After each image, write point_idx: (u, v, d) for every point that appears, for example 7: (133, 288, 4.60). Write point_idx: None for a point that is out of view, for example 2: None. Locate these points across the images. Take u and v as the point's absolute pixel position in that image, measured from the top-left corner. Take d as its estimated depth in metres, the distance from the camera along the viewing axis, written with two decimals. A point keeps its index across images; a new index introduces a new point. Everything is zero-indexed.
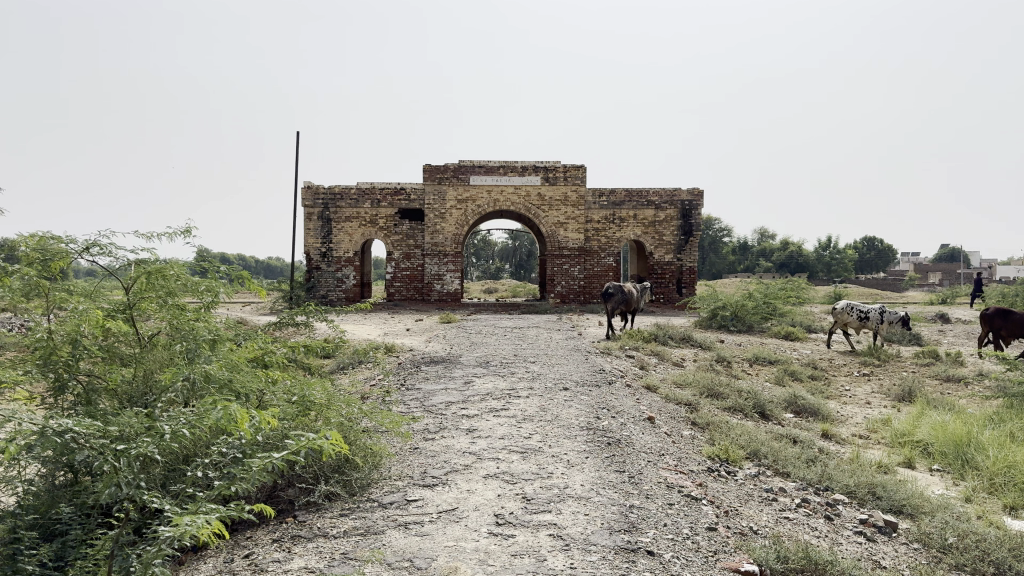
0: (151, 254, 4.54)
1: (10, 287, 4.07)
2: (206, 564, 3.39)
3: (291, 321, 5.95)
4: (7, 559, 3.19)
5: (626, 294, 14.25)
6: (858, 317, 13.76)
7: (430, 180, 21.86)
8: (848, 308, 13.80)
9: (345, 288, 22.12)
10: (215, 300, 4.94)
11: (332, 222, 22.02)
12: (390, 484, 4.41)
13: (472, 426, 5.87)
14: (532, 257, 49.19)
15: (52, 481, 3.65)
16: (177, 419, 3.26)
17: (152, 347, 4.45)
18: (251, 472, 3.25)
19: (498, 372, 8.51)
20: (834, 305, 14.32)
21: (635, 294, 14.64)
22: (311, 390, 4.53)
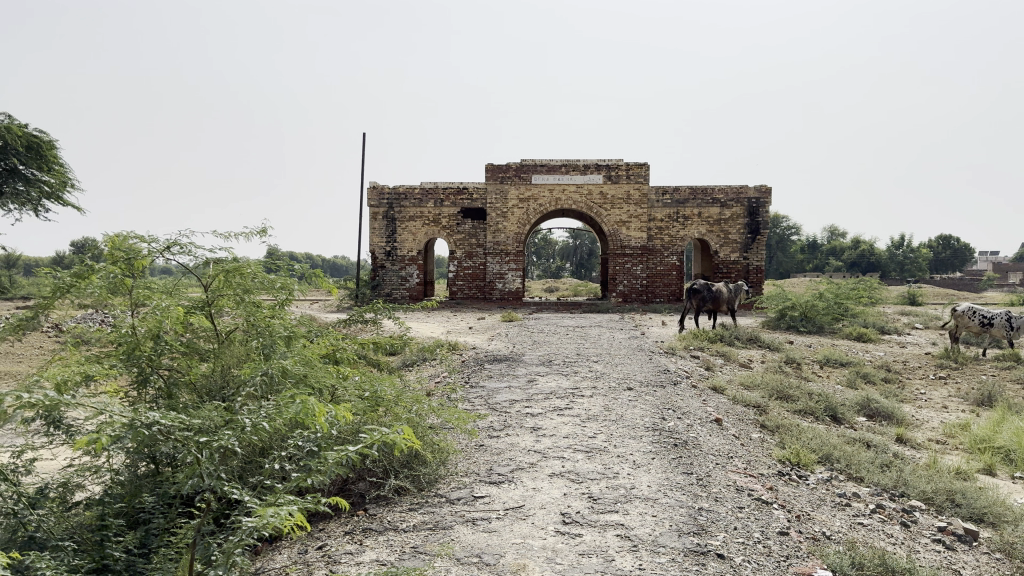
0: (228, 253, 4.64)
1: (95, 286, 4.23)
2: (281, 554, 3.49)
3: (360, 317, 6.01)
4: (96, 544, 3.33)
5: (716, 293, 14.23)
6: (981, 322, 13.27)
7: (492, 179, 21.97)
8: (972, 312, 13.31)
9: (409, 287, 22.42)
10: (289, 298, 5.06)
11: (396, 221, 22.33)
12: (457, 479, 4.46)
13: (536, 424, 5.88)
14: (593, 255, 48.97)
15: (135, 471, 3.81)
16: (256, 413, 3.34)
17: (228, 343, 4.59)
18: (327, 465, 3.32)
19: (562, 371, 8.49)
20: (952, 308, 13.80)
21: (725, 294, 14.44)
22: (382, 386, 4.61)
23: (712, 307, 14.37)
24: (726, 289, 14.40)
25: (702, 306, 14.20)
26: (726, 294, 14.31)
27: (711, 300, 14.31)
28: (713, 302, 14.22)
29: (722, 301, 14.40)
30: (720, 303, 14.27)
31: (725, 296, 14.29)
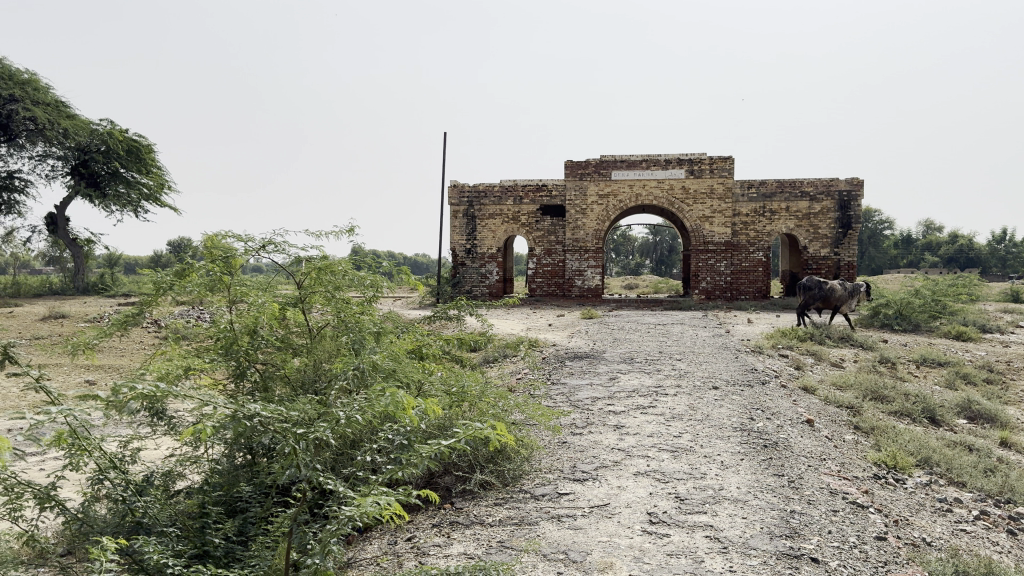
0: (320, 251, 4.77)
1: (193, 284, 4.43)
2: (371, 544, 3.57)
3: (444, 314, 6.04)
4: (197, 530, 3.48)
5: (828, 291, 13.99)
6: None
7: (571, 176, 21.93)
8: None
9: (489, 284, 22.58)
10: (377, 295, 5.16)
11: (476, 218, 22.55)
12: (541, 476, 4.46)
13: (620, 422, 5.84)
14: (674, 251, 48.31)
15: (233, 461, 3.96)
16: (349, 406, 3.42)
17: (320, 338, 4.71)
18: (416, 459, 3.37)
19: (645, 369, 8.40)
20: None
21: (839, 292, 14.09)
22: (466, 382, 4.65)
23: (822, 305, 14.14)
24: (840, 288, 14.09)
25: (813, 303, 14.02)
26: (840, 292, 14.00)
27: (823, 298, 14.09)
28: (824, 300, 13.99)
29: (835, 299, 14.11)
30: (831, 301, 14.01)
31: (837, 295, 13.98)
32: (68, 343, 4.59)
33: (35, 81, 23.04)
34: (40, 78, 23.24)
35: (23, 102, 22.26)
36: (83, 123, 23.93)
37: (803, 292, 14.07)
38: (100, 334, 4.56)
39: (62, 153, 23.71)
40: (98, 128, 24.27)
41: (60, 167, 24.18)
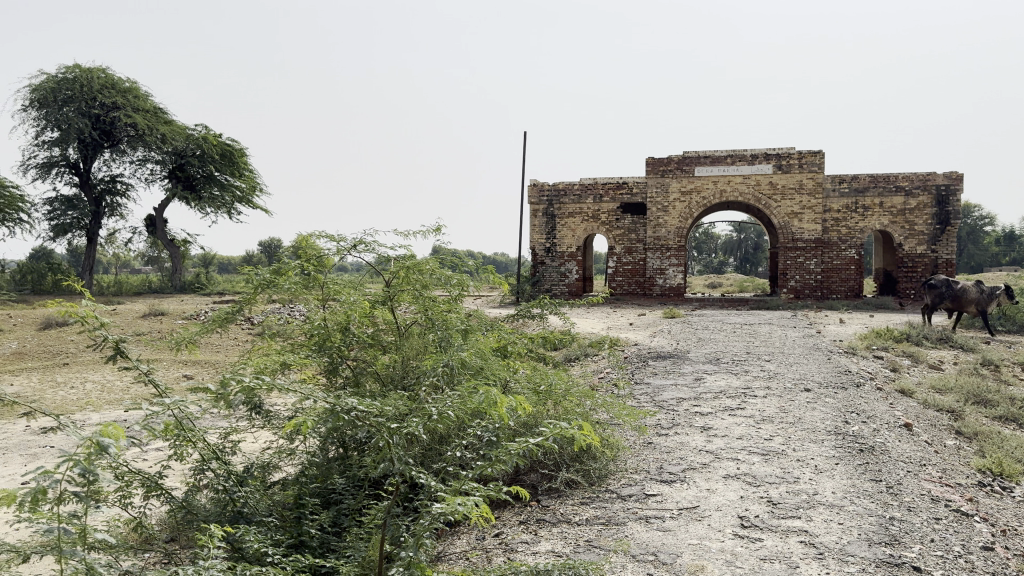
0: (407, 250, 4.90)
1: (288, 283, 4.63)
2: (460, 539, 3.62)
3: (527, 313, 6.04)
4: (294, 521, 3.60)
5: (958, 290, 13.40)
6: None
7: (653, 173, 21.70)
8: None
9: (568, 283, 22.52)
10: (463, 293, 5.22)
11: (556, 217, 22.55)
12: (627, 476, 4.42)
13: (706, 424, 5.74)
14: (760, 249, 47.16)
15: (326, 455, 4.08)
16: (441, 402, 3.47)
17: (409, 336, 4.79)
18: (506, 456, 3.39)
19: (731, 370, 8.23)
20: None
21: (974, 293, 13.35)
22: (552, 380, 4.66)
23: (954, 306, 13.52)
24: (975, 288, 13.35)
25: (940, 303, 13.49)
26: (973, 292, 13.32)
27: (952, 299, 13.51)
28: (953, 300, 13.42)
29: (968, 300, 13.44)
30: (961, 301, 13.38)
31: (968, 296, 13.32)
32: (175, 339, 4.82)
33: (136, 89, 24.22)
34: (140, 86, 24.40)
35: (125, 109, 23.43)
36: (179, 129, 25.00)
37: (930, 292, 13.66)
38: (201, 331, 4.78)
39: (160, 158, 24.73)
40: (193, 133, 25.33)
41: (158, 171, 25.28)
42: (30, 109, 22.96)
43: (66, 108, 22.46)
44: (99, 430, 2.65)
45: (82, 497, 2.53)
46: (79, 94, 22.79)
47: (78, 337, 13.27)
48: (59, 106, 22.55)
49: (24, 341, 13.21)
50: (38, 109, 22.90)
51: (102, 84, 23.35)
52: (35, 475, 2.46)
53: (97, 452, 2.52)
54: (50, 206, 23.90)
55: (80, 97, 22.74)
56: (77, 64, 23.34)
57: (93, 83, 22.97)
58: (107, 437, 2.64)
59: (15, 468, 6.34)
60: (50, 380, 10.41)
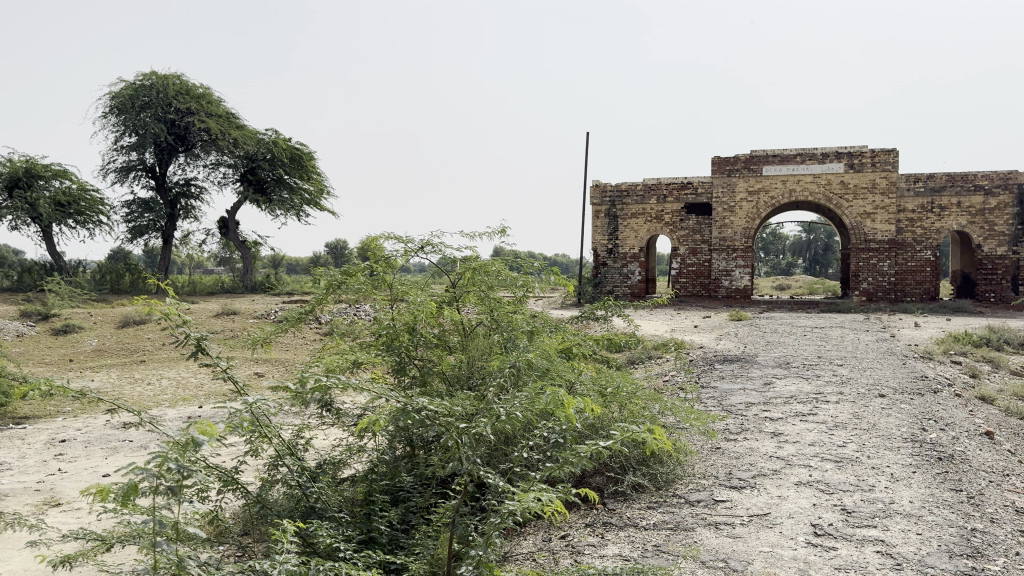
0: (473, 252, 5.00)
1: (357, 284, 4.77)
2: (527, 540, 3.63)
3: (591, 314, 5.98)
4: (364, 517, 3.66)
5: None
6: None
7: (719, 172, 21.38)
8: None
9: (631, 284, 22.32)
10: (527, 294, 5.25)
11: (618, 218, 22.40)
12: (696, 481, 4.35)
13: (777, 429, 5.63)
14: (830, 250, 46.11)
15: (394, 452, 4.14)
16: (511, 402, 3.48)
17: (473, 337, 4.82)
18: (576, 458, 3.39)
19: (801, 374, 8.05)
20: None
21: None
22: (619, 382, 4.62)
23: None
24: None
25: None
26: None
27: None
28: None
29: None
30: None
31: None
32: (250, 339, 4.96)
33: (209, 95, 25.00)
34: (213, 92, 25.20)
35: (198, 114, 24.18)
36: (250, 133, 25.71)
37: None
38: (275, 331, 4.92)
39: (232, 162, 25.44)
40: (264, 138, 26.00)
41: (230, 175, 26.02)
42: (110, 115, 23.96)
43: (143, 113, 23.36)
44: (191, 426, 2.75)
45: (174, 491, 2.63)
46: (155, 100, 23.66)
47: (153, 336, 13.72)
48: (137, 112, 23.47)
49: (103, 338, 13.75)
50: (117, 115, 23.87)
51: (177, 90, 24.20)
52: (131, 470, 2.59)
53: (191, 447, 2.62)
54: (128, 209, 24.84)
55: (157, 102, 23.62)
56: (154, 71, 24.26)
57: (168, 90, 23.85)
58: (198, 433, 2.73)
59: (97, 460, 6.61)
60: (129, 376, 10.82)
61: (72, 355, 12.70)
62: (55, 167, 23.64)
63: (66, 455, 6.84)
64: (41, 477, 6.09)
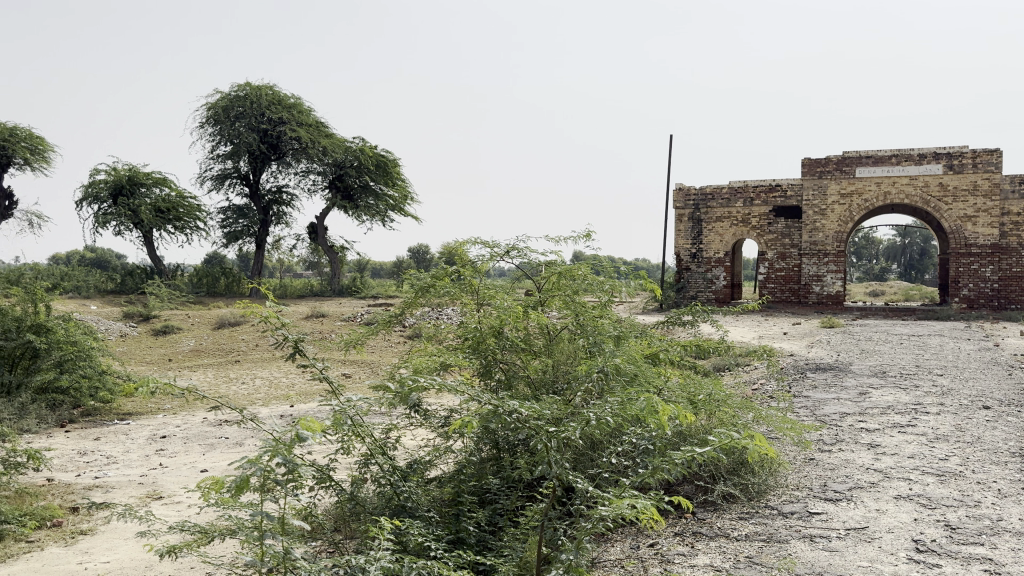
0: (559, 257, 5.11)
1: (444, 287, 4.95)
2: (615, 546, 3.61)
3: (678, 319, 5.85)
4: (452, 517, 3.71)
5: None
6: None
7: (809, 174, 20.80)
8: None
9: (716, 289, 21.92)
10: (613, 299, 5.19)
11: (703, 222, 22.03)
12: (789, 493, 4.24)
13: (874, 441, 5.43)
14: (926, 255, 44.54)
15: (481, 455, 4.18)
16: (600, 407, 3.46)
17: (557, 342, 4.81)
18: (668, 465, 3.35)
19: (899, 384, 7.73)
20: None
21: None
22: (708, 389, 4.55)
23: None
24: None
25: None
26: None
27: None
28: None
29: None
30: None
31: None
32: (342, 341, 5.12)
33: (300, 104, 25.82)
34: (304, 101, 26.03)
35: (290, 124, 25.02)
36: (339, 141, 26.45)
37: None
38: (366, 333, 5.07)
39: (321, 169, 26.19)
40: (351, 146, 26.66)
41: (320, 182, 26.80)
42: (207, 125, 25.06)
43: (238, 123, 24.36)
44: (297, 423, 2.89)
45: (280, 486, 2.76)
46: (250, 110, 24.63)
47: (247, 337, 14.23)
48: (232, 122, 24.50)
49: (200, 339, 14.36)
50: (214, 125, 24.96)
51: (270, 101, 25.12)
52: (240, 465, 2.73)
53: (296, 444, 2.75)
54: (224, 215, 25.89)
55: (251, 112, 24.56)
56: (249, 82, 25.25)
57: (262, 100, 24.79)
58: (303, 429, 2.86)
59: (196, 456, 6.90)
60: (225, 375, 11.28)
61: (173, 354, 13.32)
62: (156, 175, 24.82)
63: (168, 451, 7.16)
64: (145, 472, 6.41)
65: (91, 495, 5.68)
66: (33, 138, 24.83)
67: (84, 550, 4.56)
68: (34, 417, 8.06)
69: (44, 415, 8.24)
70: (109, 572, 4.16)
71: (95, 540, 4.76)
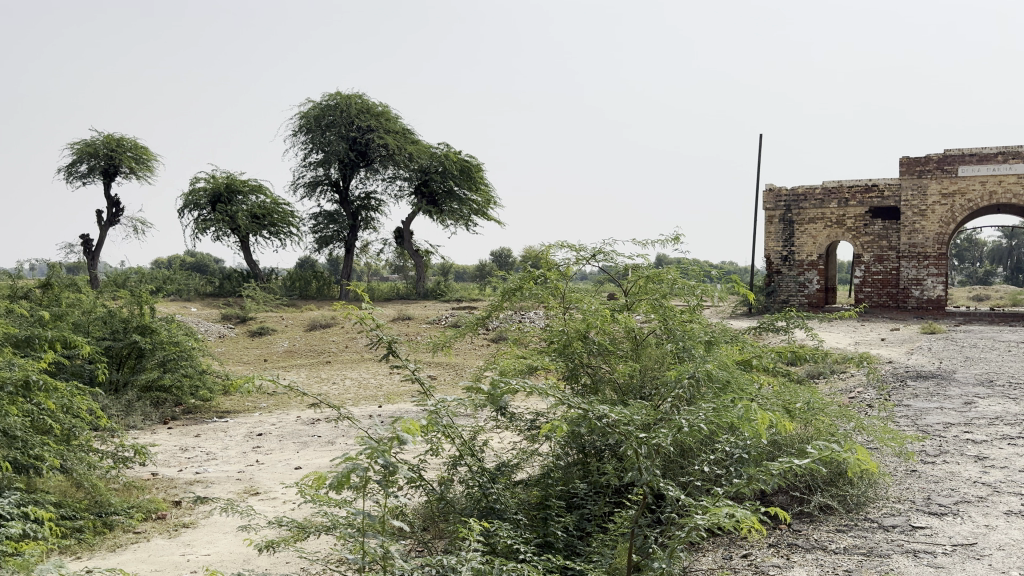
0: (647, 260, 5.08)
1: (530, 290, 4.96)
2: (706, 556, 3.54)
3: (770, 325, 5.68)
4: (540, 521, 3.71)
5: None
6: None
7: (908, 174, 19.97)
8: None
9: (808, 293, 21.26)
10: (702, 303, 5.10)
11: (794, 224, 21.41)
12: (890, 506, 4.07)
13: (982, 453, 5.16)
14: None
15: (568, 459, 4.15)
16: (695, 414, 3.39)
17: (644, 348, 4.74)
18: (764, 475, 3.26)
19: (1008, 394, 7.32)
20: None
21: None
22: (804, 397, 4.41)
23: None
24: None
25: None
26: None
27: None
28: None
29: None
30: None
31: None
32: (430, 343, 5.19)
33: (387, 112, 26.39)
34: (391, 109, 26.58)
35: (378, 131, 25.61)
36: (424, 147, 26.88)
37: None
38: (454, 334, 5.13)
39: (407, 175, 26.68)
40: (436, 151, 27.05)
41: (406, 189, 27.29)
42: (300, 134, 25.92)
43: (329, 132, 25.12)
44: (397, 424, 2.95)
45: (378, 486, 2.83)
46: (339, 118, 25.36)
47: (338, 338, 14.60)
48: (323, 131, 25.28)
49: (294, 340, 14.81)
50: (306, 134, 25.81)
51: (359, 109, 25.76)
52: (343, 462, 2.82)
53: (396, 445, 2.83)
54: (315, 220, 26.73)
55: (340, 120, 25.28)
56: (339, 91, 25.99)
57: (351, 108, 25.46)
58: (403, 430, 2.92)
59: (290, 454, 7.11)
60: (317, 376, 11.60)
61: (268, 355, 13.77)
62: (252, 183, 25.75)
63: (264, 448, 7.42)
64: (242, 468, 6.64)
65: (193, 489, 5.93)
66: (138, 148, 26.14)
67: (187, 542, 4.76)
68: (139, 414, 8.46)
69: (149, 411, 8.64)
70: (211, 564, 4.33)
71: (197, 533, 4.96)
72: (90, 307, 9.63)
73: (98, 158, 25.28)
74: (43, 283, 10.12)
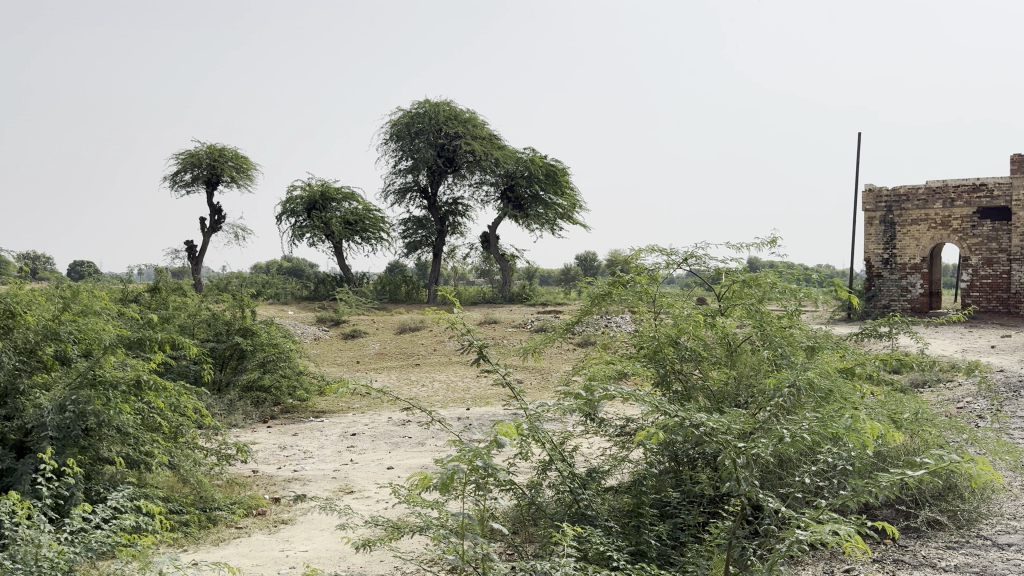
0: (741, 264, 5.00)
1: (622, 295, 4.92)
2: (806, 570, 3.45)
3: (873, 331, 5.46)
4: (633, 528, 3.68)
5: None
6: None
7: (1020, 172, 18.91)
8: None
9: (911, 298, 20.38)
10: (801, 308, 4.97)
11: (896, 225, 20.55)
12: (1005, 523, 3.86)
13: None
14: None
15: (660, 467, 4.10)
16: (797, 424, 3.29)
17: (739, 355, 4.60)
18: (871, 488, 3.14)
19: None
20: None
21: None
22: (910, 407, 4.22)
23: None
24: None
25: None
26: None
27: None
28: None
29: None
30: None
31: None
32: (521, 348, 5.22)
33: (475, 118, 26.70)
34: (479, 115, 26.88)
35: (466, 138, 25.94)
36: (511, 153, 27.08)
37: None
38: (544, 340, 5.13)
39: (494, 180, 26.92)
40: (523, 157, 27.20)
41: (492, 194, 27.51)
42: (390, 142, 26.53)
43: (418, 139, 25.63)
44: (495, 428, 2.97)
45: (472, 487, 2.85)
46: (428, 125, 25.84)
47: (428, 341, 14.83)
48: (413, 138, 25.82)
49: (385, 343, 15.10)
50: (396, 141, 26.41)
51: (447, 116, 26.20)
52: (441, 465, 2.85)
53: (493, 449, 2.84)
54: (405, 226, 27.28)
55: (430, 128, 25.77)
56: (428, 99, 26.49)
57: (439, 115, 25.90)
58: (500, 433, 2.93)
59: (382, 454, 7.27)
60: (407, 378, 11.81)
61: (361, 357, 14.10)
62: (345, 190, 26.46)
63: (357, 448, 7.60)
64: (337, 466, 6.83)
65: (291, 486, 6.12)
66: (238, 158, 27.23)
67: (286, 538, 4.94)
68: (240, 413, 8.79)
69: (249, 411, 8.96)
70: (310, 560, 4.46)
71: (295, 529, 5.13)
72: (195, 310, 10.07)
73: (202, 168, 26.49)
74: (152, 287, 10.65)
